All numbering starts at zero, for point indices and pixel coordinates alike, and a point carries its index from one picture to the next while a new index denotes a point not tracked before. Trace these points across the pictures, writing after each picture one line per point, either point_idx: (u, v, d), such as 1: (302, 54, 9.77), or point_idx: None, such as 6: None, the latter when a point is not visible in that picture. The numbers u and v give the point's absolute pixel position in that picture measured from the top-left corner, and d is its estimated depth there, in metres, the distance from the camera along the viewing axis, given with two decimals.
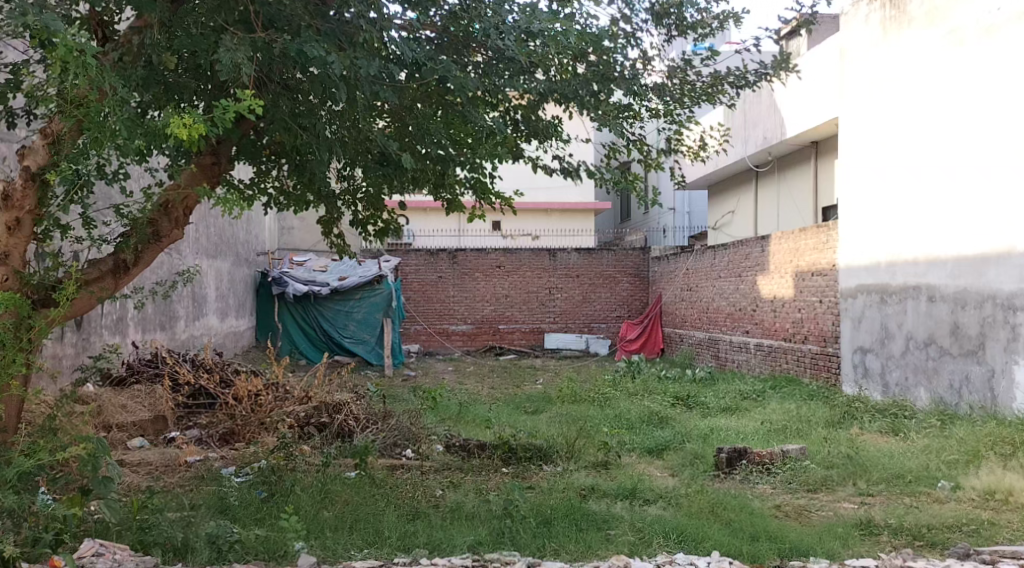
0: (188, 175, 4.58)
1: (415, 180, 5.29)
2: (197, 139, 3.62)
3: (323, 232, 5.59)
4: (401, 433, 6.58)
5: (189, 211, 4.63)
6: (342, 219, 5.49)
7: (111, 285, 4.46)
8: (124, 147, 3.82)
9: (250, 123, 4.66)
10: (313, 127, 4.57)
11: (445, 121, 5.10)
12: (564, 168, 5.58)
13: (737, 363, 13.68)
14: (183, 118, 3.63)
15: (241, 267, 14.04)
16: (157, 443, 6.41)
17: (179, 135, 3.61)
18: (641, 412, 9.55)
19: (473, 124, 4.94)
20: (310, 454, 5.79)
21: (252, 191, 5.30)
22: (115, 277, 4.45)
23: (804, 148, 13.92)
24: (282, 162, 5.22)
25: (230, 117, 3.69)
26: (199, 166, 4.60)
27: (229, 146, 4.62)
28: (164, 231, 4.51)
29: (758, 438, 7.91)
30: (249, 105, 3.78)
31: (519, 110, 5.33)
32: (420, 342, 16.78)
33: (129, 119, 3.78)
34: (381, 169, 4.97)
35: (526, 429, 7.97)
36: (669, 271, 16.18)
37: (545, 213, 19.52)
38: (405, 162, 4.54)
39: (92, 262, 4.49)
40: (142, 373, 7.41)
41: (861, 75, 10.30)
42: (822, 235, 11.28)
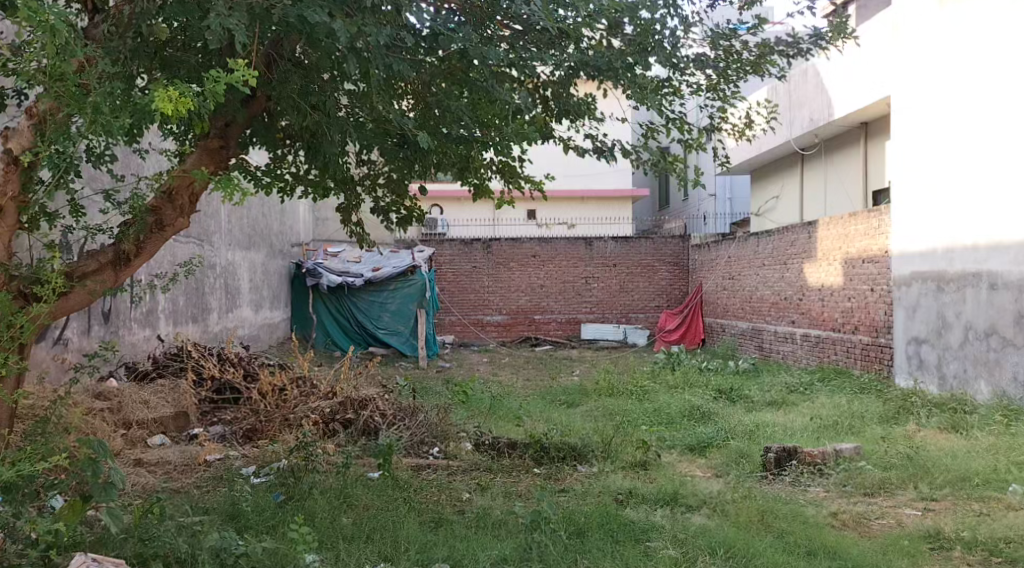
0: (195, 159, 4.32)
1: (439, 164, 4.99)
2: (184, 113, 3.47)
3: (342, 220, 5.31)
4: (428, 430, 6.31)
5: (196, 199, 4.41)
6: (362, 206, 5.22)
7: (111, 278, 4.27)
8: (108, 127, 3.64)
9: (260, 104, 4.40)
10: (324, 105, 4.28)
11: (470, 99, 4.80)
12: (596, 148, 5.23)
13: (782, 354, 13.21)
14: (168, 91, 3.47)
15: (275, 259, 13.90)
16: (180, 441, 6.16)
17: (163, 109, 3.45)
18: (682, 407, 9.18)
19: (498, 101, 4.60)
20: (332, 453, 5.53)
21: (268, 179, 5.04)
22: (116, 270, 4.29)
23: (852, 130, 13.37)
24: (297, 146, 4.97)
25: (220, 90, 3.51)
26: (206, 149, 4.33)
27: (238, 128, 4.36)
28: (169, 219, 4.33)
29: (808, 436, 7.53)
30: (242, 77, 3.60)
31: (548, 87, 5.04)
32: (455, 333, 16.53)
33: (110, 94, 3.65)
34: (401, 152, 4.70)
35: (562, 425, 7.66)
36: (710, 260, 15.72)
37: (581, 200, 19.12)
38: (422, 141, 4.23)
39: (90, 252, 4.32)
40: (167, 368, 7.25)
41: (914, 52, 9.81)
42: (873, 221, 10.78)
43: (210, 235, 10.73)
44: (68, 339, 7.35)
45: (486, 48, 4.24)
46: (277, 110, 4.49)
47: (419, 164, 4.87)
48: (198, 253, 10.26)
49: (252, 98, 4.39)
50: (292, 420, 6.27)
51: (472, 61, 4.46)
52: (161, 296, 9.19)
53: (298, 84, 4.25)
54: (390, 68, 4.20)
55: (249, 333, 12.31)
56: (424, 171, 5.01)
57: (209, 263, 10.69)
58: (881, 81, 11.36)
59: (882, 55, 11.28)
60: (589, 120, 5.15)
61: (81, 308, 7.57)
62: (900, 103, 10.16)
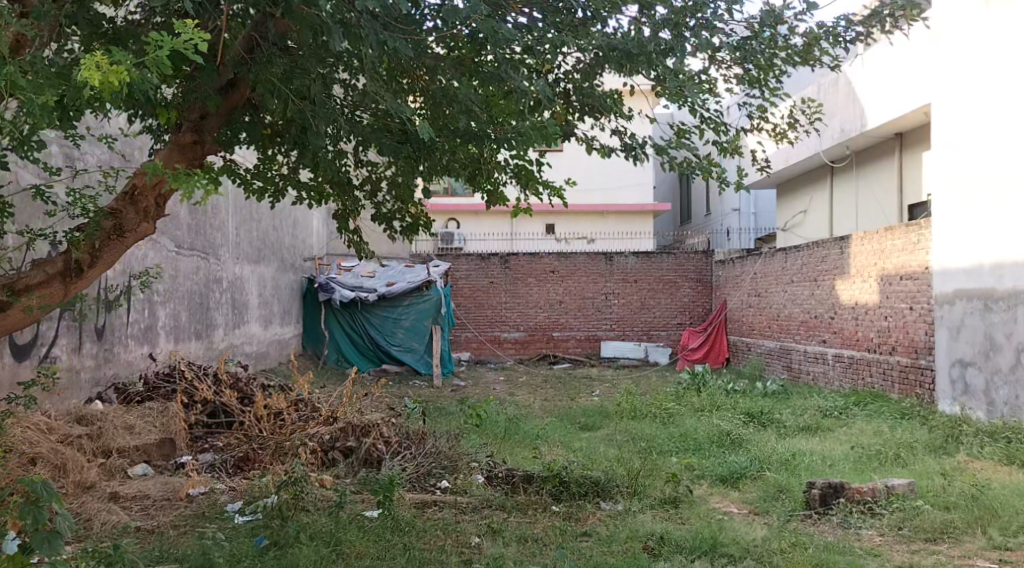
0: (166, 157, 3.96)
1: (447, 162, 4.51)
2: (116, 84, 3.11)
3: (338, 228, 4.81)
4: (436, 462, 5.76)
5: (161, 200, 4.24)
6: (363, 212, 4.72)
7: (60, 289, 4.22)
8: (30, 105, 3.25)
9: (241, 94, 4.07)
10: (310, 88, 3.85)
11: (483, 92, 4.35)
12: (623, 146, 4.75)
13: (813, 376, 12.56)
14: (99, 59, 3.13)
15: (287, 273, 13.44)
16: (166, 470, 5.64)
17: (92, 82, 3.10)
18: (710, 432, 8.59)
19: (512, 87, 4.10)
20: (327, 488, 5.00)
21: (258, 181, 4.56)
22: (63, 281, 4.21)
23: (886, 141, 12.79)
24: (289, 145, 4.55)
25: (162, 55, 3.19)
26: (177, 146, 3.95)
27: (214, 121, 4.03)
28: (129, 224, 4.21)
29: (850, 470, 6.96)
30: (190, 42, 3.27)
31: (569, 80, 4.66)
32: (471, 350, 15.98)
33: (43, 73, 3.33)
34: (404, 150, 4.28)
35: (582, 454, 7.10)
36: (734, 276, 15.12)
37: (600, 215, 18.58)
38: (421, 131, 3.74)
39: (38, 262, 4.24)
40: (158, 389, 6.73)
41: (954, 54, 9.30)
42: (912, 235, 10.17)
43: (217, 248, 10.29)
44: (56, 358, 6.90)
45: (495, 23, 3.79)
46: (261, 101, 4.11)
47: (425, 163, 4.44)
48: (202, 266, 9.79)
49: (233, 87, 4.07)
50: (286, 449, 5.73)
51: (485, 41, 4.01)
52: (161, 311, 8.75)
53: (280, 67, 3.82)
54: (386, 47, 3.80)
55: (257, 350, 11.80)
56: (431, 171, 4.58)
57: (215, 277, 10.25)
58: (919, 87, 10.80)
59: (920, 62, 10.74)
60: (616, 115, 4.67)
61: (71, 325, 7.13)
62: (939, 110, 9.64)
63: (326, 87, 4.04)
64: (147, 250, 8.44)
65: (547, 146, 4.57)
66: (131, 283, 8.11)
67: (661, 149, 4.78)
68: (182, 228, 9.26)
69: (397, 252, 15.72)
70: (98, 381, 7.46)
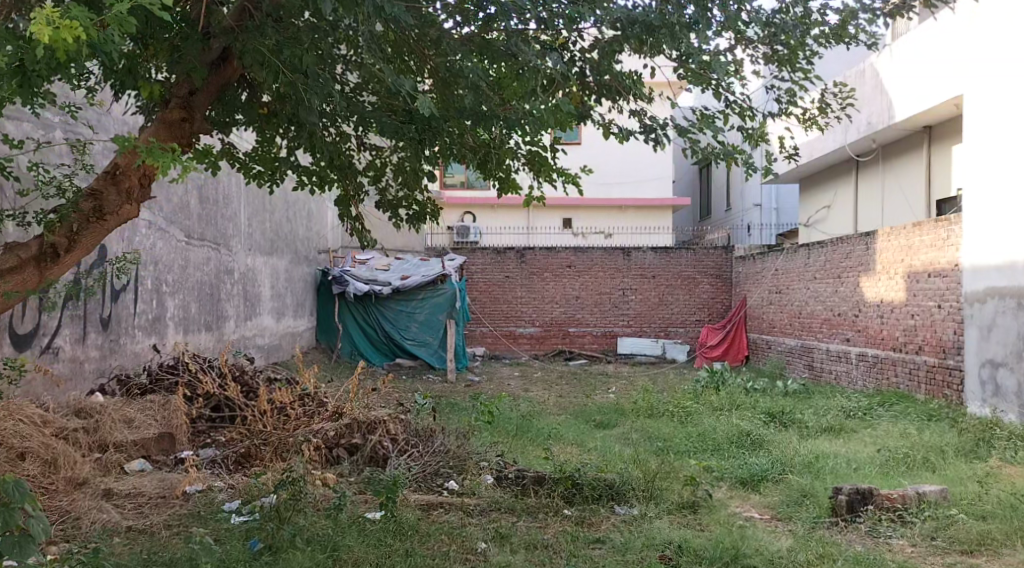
0: (154, 133, 3.96)
1: (457, 143, 4.32)
2: (70, 39, 3.01)
3: (340, 215, 4.70)
4: (445, 461, 5.53)
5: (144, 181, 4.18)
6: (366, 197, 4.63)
7: (37, 273, 4.12)
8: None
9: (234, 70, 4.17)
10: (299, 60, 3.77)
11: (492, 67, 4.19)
12: (643, 129, 4.54)
13: (835, 375, 12.23)
14: (54, 11, 3.04)
15: (301, 265, 13.25)
16: (166, 465, 5.44)
17: (45, 37, 3.00)
18: (729, 432, 8.31)
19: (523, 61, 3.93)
20: (327, 489, 4.77)
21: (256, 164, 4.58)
22: (39, 264, 4.11)
23: (914, 134, 12.43)
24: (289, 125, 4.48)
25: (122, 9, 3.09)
26: (165, 122, 3.96)
27: (203, 97, 4.08)
28: (111, 207, 4.17)
29: (877, 475, 6.69)
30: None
31: (587, 60, 4.42)
32: (486, 345, 15.75)
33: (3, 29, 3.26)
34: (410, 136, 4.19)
35: (597, 455, 6.85)
36: (755, 272, 14.79)
37: (618, 209, 18.28)
38: (421, 106, 3.59)
39: (14, 246, 4.15)
40: (162, 382, 6.52)
41: (990, 44, 8.98)
42: (941, 231, 9.83)
43: (228, 238, 10.12)
44: (58, 348, 6.72)
45: None
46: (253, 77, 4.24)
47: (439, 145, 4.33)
48: (213, 257, 9.61)
49: (226, 63, 4.15)
50: (288, 446, 5.51)
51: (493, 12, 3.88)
52: (169, 302, 8.57)
53: (270, 39, 3.77)
54: (385, 15, 3.69)
55: (269, 342, 11.60)
56: (437, 156, 4.48)
57: (227, 269, 10.06)
58: (950, 79, 10.45)
59: (951, 52, 10.39)
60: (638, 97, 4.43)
61: (75, 315, 6.95)
62: (972, 102, 9.31)
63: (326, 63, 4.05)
64: (156, 240, 8.27)
65: (565, 130, 4.33)
66: (139, 274, 7.94)
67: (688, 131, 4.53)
68: (191, 218, 9.05)
69: (412, 245, 15.50)
70: (103, 372, 7.29)
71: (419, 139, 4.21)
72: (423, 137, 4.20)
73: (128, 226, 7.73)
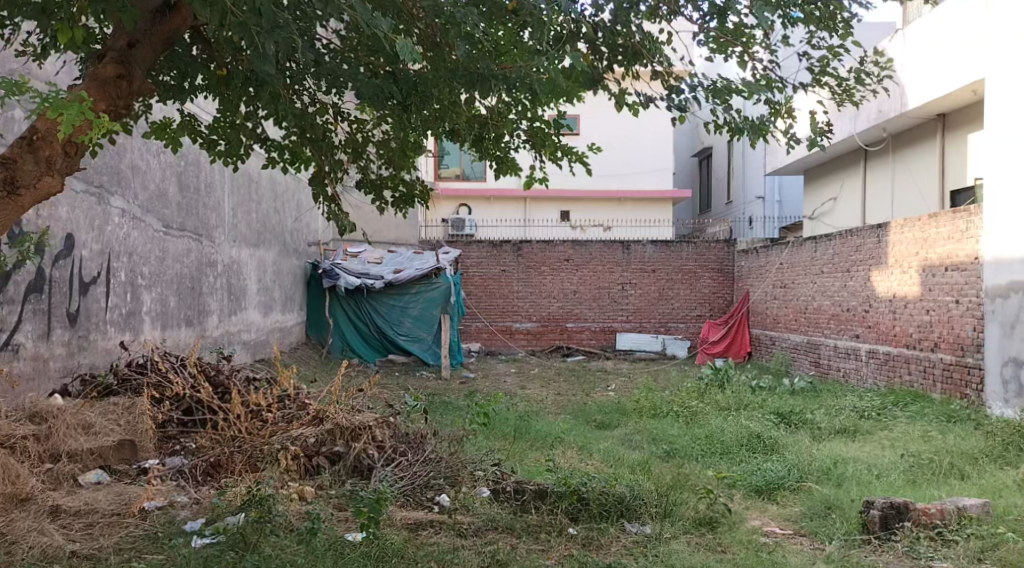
0: (88, 90, 3.76)
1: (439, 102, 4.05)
2: None
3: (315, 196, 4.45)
4: (437, 470, 5.04)
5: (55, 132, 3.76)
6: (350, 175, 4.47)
7: None
8: None
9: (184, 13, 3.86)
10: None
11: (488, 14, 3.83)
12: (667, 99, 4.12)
13: (843, 373, 11.73)
14: None
15: (290, 258, 12.67)
16: (128, 476, 4.93)
17: None
18: (738, 434, 7.79)
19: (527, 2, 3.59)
20: (300, 512, 4.28)
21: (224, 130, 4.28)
22: None
23: (927, 122, 11.94)
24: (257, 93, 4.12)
25: None
26: (98, 78, 3.74)
27: (143, 52, 3.83)
28: (24, 177, 3.81)
29: (904, 483, 6.23)
30: None
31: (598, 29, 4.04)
32: (481, 341, 15.22)
33: None
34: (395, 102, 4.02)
35: (600, 462, 6.36)
36: (759, 266, 14.28)
37: (618, 201, 17.77)
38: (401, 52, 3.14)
39: None
40: (129, 383, 5.94)
41: (1015, 26, 8.45)
42: (959, 222, 9.31)
43: (211, 229, 9.58)
44: (19, 346, 6.20)
45: None
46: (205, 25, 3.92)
47: (429, 114, 4.13)
48: (193, 247, 9.07)
49: (173, 10, 3.86)
50: (263, 456, 5.00)
51: None
52: (146, 296, 8.03)
53: None
54: None
55: (255, 339, 11.06)
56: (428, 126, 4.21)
57: (209, 261, 9.52)
58: (969, 63, 9.92)
59: (968, 33, 9.89)
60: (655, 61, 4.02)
61: (38, 309, 6.42)
62: (994, 86, 8.80)
63: (311, 36, 3.85)
64: (130, 229, 7.74)
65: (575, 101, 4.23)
66: (110, 265, 7.40)
67: (718, 99, 4.08)
68: (170, 207, 8.52)
69: (405, 237, 14.93)
70: (68, 372, 6.74)
71: (405, 107, 4.03)
72: (409, 106, 4.01)
73: (99, 215, 7.18)
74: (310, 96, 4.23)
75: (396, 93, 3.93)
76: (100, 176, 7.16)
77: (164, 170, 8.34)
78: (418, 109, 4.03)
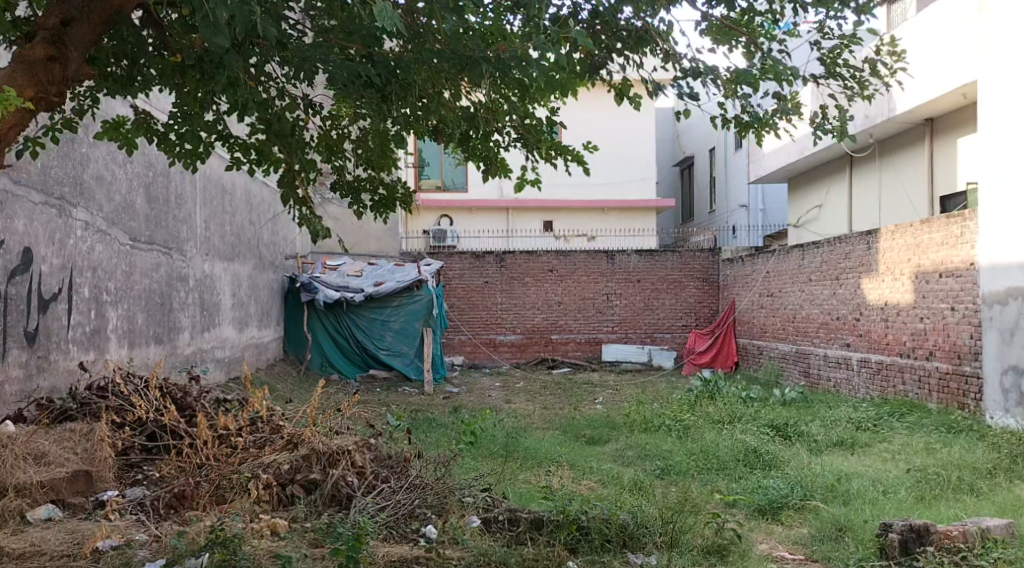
0: (15, 75, 3.49)
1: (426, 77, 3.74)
2: None
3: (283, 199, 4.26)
4: (420, 499, 4.67)
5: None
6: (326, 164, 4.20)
7: None
8: None
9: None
10: None
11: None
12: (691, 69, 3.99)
13: (834, 383, 11.43)
14: None
15: (266, 272, 12.22)
16: (83, 511, 4.52)
17: None
18: (735, 448, 7.45)
19: None
20: (268, 552, 3.91)
21: (184, 127, 4.04)
22: None
23: (915, 127, 11.74)
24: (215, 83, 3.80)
25: None
26: (26, 60, 3.48)
27: (80, 30, 3.57)
28: None
29: (914, 500, 5.92)
30: None
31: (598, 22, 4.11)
32: (464, 354, 14.83)
33: None
34: (371, 90, 3.75)
35: (593, 485, 6.00)
36: (745, 274, 14.00)
37: (601, 211, 17.35)
38: None
39: None
40: (89, 409, 5.50)
41: (1007, 25, 8.24)
42: (954, 227, 9.04)
43: (182, 242, 9.15)
44: None
45: None
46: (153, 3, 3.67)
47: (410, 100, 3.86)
48: (163, 261, 8.64)
49: None
50: (231, 484, 4.64)
51: None
52: (111, 312, 7.59)
53: None
54: None
55: (230, 355, 10.63)
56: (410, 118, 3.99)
57: (179, 275, 9.08)
58: (959, 66, 9.71)
59: (958, 34, 9.68)
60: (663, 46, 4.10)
61: None
62: (987, 87, 8.58)
63: (277, 18, 3.54)
64: (94, 243, 7.31)
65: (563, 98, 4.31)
66: (73, 281, 6.97)
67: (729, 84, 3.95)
68: (138, 219, 8.10)
69: (386, 249, 14.53)
70: (25, 396, 6.28)
71: (381, 95, 3.78)
72: (386, 94, 3.77)
73: (60, 227, 6.77)
74: (277, 89, 4.00)
75: (375, 76, 3.66)
76: (61, 186, 6.75)
77: (131, 180, 7.93)
78: (398, 99, 3.80)
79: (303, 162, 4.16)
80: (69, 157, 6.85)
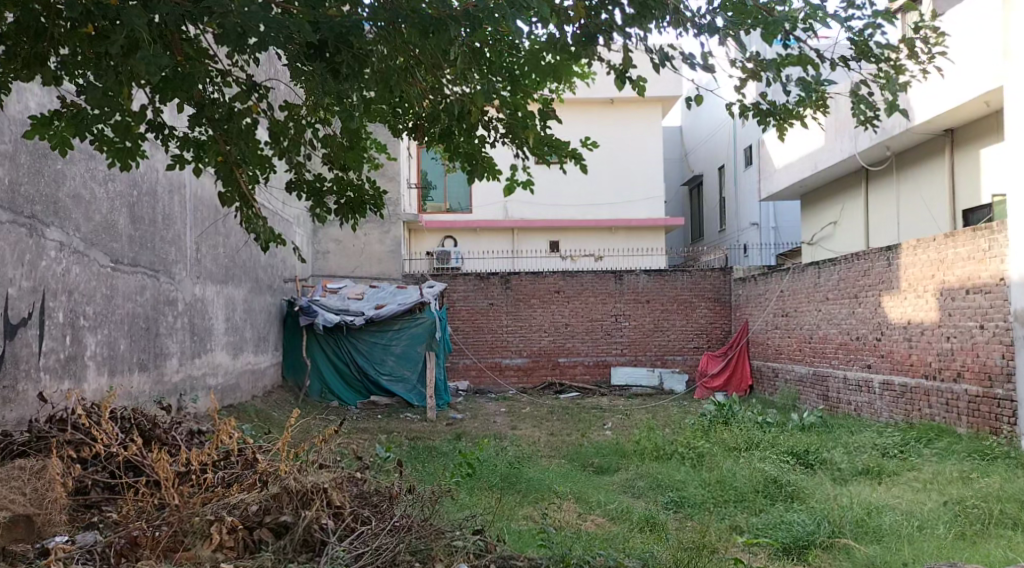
0: None
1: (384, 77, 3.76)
2: None
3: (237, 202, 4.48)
4: (405, 543, 4.18)
5: None
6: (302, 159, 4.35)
7: None
8: None
9: None
10: None
11: None
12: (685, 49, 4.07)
13: (855, 407, 10.84)
14: None
15: (264, 295, 11.71)
16: (24, 559, 3.99)
17: None
18: (753, 478, 6.86)
19: None
20: None
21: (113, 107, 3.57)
22: None
23: (933, 139, 11.24)
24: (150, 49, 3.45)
25: None
26: None
27: None
28: None
29: (953, 539, 5.34)
30: None
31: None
32: (468, 379, 14.31)
33: None
34: (319, 61, 3.55)
35: (597, 525, 5.45)
36: (758, 294, 13.47)
37: (608, 230, 16.92)
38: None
39: None
40: (43, 444, 4.99)
41: None
42: (981, 241, 8.49)
43: (170, 263, 8.68)
44: None
45: None
46: None
47: (371, 75, 3.68)
48: (146, 284, 8.15)
49: None
50: (191, 528, 4.10)
51: None
52: (90, 338, 7.11)
53: None
54: None
55: (224, 382, 10.11)
56: (380, 81, 3.73)
57: (166, 297, 8.60)
58: (984, 72, 9.19)
59: (983, 37, 9.16)
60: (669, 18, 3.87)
61: None
62: (1013, 92, 8.08)
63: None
64: (71, 264, 6.85)
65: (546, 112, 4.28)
66: (45, 304, 6.49)
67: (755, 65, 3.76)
68: (121, 240, 7.63)
69: (387, 271, 14.03)
70: None
71: (331, 68, 3.56)
72: (336, 67, 3.54)
73: (30, 248, 6.28)
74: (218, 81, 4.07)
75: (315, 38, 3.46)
76: (32, 203, 6.29)
77: (113, 199, 7.48)
78: (351, 73, 3.56)
79: (249, 156, 4.19)
80: (41, 174, 6.40)
